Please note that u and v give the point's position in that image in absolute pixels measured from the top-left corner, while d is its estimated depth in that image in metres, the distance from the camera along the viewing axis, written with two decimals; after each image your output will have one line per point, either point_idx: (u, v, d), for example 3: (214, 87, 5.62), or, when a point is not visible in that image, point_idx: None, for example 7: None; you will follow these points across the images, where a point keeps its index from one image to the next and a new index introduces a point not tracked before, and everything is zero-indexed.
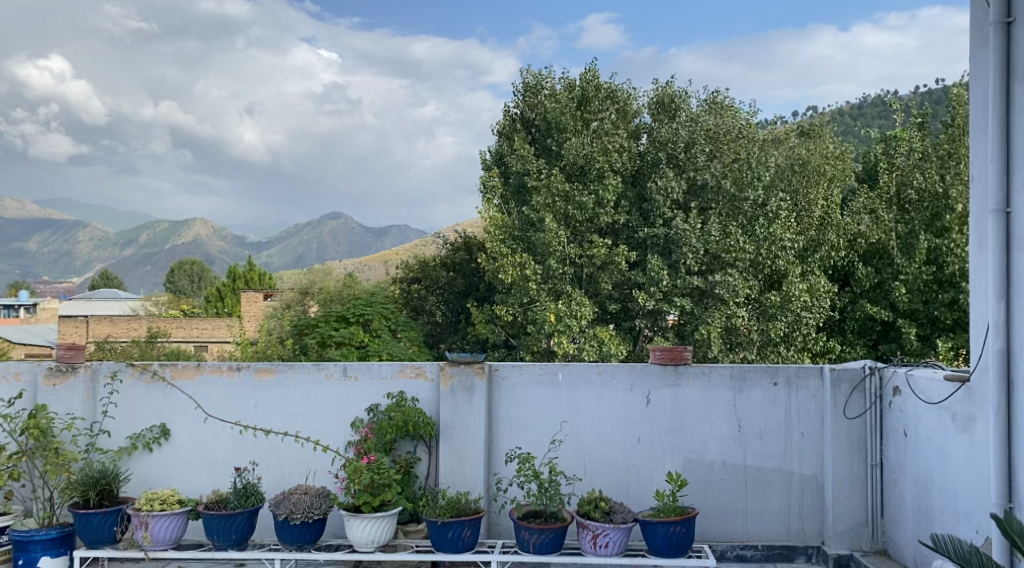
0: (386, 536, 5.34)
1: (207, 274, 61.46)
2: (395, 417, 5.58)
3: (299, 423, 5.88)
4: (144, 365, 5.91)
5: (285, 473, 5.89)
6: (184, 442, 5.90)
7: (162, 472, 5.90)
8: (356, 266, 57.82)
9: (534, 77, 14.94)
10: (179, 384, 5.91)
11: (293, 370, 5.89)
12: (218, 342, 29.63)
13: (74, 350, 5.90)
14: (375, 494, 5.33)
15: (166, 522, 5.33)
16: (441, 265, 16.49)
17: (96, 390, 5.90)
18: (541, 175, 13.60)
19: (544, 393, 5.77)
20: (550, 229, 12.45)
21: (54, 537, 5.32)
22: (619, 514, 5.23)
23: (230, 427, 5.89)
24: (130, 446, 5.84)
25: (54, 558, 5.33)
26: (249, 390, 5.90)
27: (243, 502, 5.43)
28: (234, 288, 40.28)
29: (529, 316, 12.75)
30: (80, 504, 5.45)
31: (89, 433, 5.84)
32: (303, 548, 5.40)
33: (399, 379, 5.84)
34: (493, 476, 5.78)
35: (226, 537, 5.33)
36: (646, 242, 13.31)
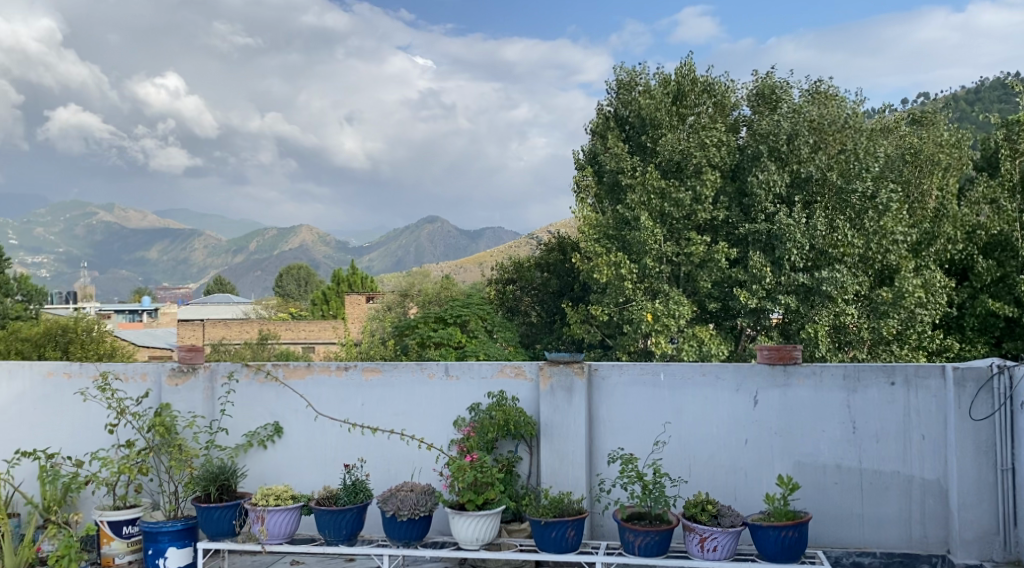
0: (490, 535, 5.38)
1: (313, 278, 63.85)
2: (496, 415, 5.62)
3: (404, 422, 6.00)
4: (258, 365, 6.17)
5: (392, 470, 6.02)
6: (295, 440, 6.12)
7: (275, 468, 6.14)
8: (454, 269, 58.80)
9: (627, 73, 14.73)
10: (291, 384, 6.14)
11: (397, 369, 6.02)
12: (325, 344, 30.68)
13: (193, 352, 6.20)
14: (479, 491, 5.38)
15: (281, 517, 5.54)
16: (535, 266, 16.56)
17: (214, 390, 6.20)
18: (636, 173, 13.45)
19: (645, 393, 5.70)
20: (646, 228, 12.31)
21: (179, 529, 5.57)
22: (727, 518, 5.10)
23: (339, 425, 6.07)
24: (246, 443, 6.11)
25: (180, 549, 5.58)
26: (357, 389, 6.06)
27: (352, 498, 5.59)
28: (339, 291, 41.68)
29: (625, 315, 12.66)
30: (202, 498, 5.71)
31: (209, 430, 6.15)
32: (410, 544, 5.51)
33: (499, 379, 5.88)
34: (596, 476, 5.75)
35: (336, 532, 5.49)
36: (746, 238, 12.94)
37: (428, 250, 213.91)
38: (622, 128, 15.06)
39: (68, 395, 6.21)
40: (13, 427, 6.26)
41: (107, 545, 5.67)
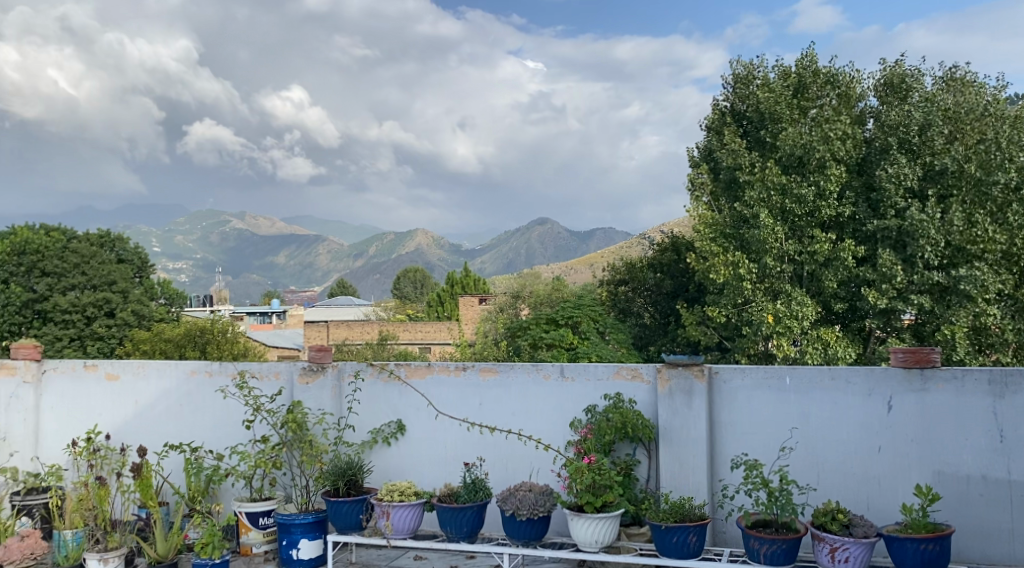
0: (610, 537, 5.34)
1: (428, 280, 65.38)
2: (613, 418, 5.58)
3: (521, 422, 6.05)
4: (381, 364, 6.38)
5: (510, 470, 6.08)
6: (417, 438, 6.29)
7: (398, 464, 6.33)
8: (565, 271, 58.94)
9: (744, 67, 14.35)
10: (412, 383, 6.31)
11: (513, 369, 6.08)
12: (440, 345, 31.38)
13: (322, 351, 6.45)
14: (597, 494, 5.35)
15: (405, 513, 5.70)
16: (648, 266, 16.38)
17: (342, 388, 6.47)
18: (754, 169, 12.99)
19: (769, 397, 5.52)
20: (766, 225, 11.91)
21: (311, 521, 5.82)
22: (860, 528, 4.87)
23: (459, 424, 6.19)
24: (372, 440, 6.33)
25: (312, 540, 5.83)
26: (474, 389, 6.16)
27: (473, 496, 5.69)
28: (453, 293, 42.56)
29: (744, 317, 12.30)
30: (331, 493, 5.95)
31: (337, 427, 6.42)
32: (529, 544, 5.55)
33: (615, 381, 5.84)
34: (718, 482, 5.61)
35: (458, 530, 5.59)
36: (875, 235, 12.31)
37: (540, 252, 214.87)
38: (739, 123, 14.70)
39: (209, 393, 6.61)
40: (161, 422, 6.71)
41: (246, 535, 6.02)
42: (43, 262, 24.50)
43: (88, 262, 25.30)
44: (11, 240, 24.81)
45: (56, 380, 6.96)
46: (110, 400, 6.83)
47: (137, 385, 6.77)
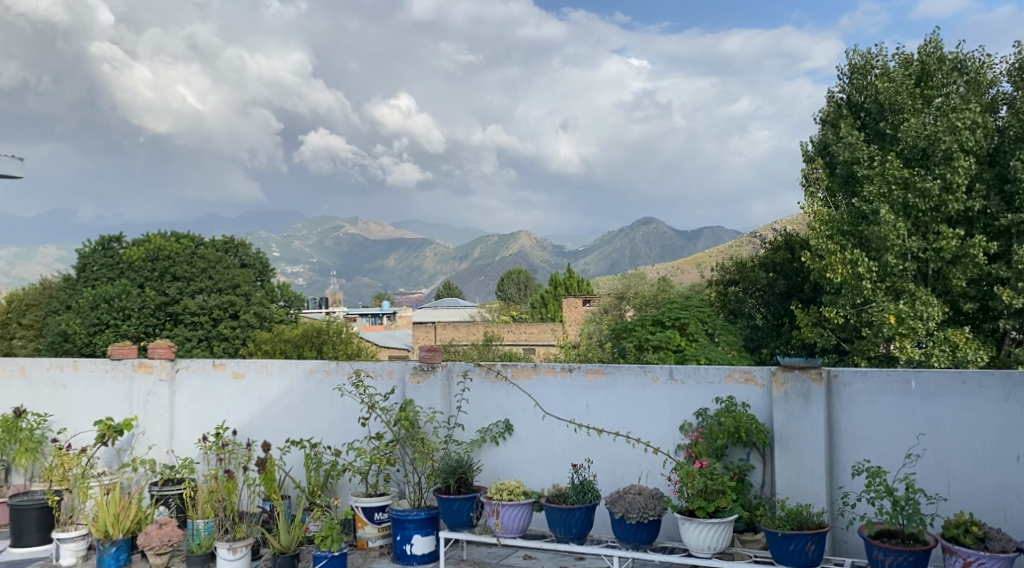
0: (724, 543, 5.22)
1: (532, 282, 65.72)
2: (725, 422, 5.45)
3: (630, 424, 5.99)
4: (489, 365, 6.47)
5: (619, 472, 6.02)
6: (526, 438, 6.33)
7: (507, 464, 6.39)
8: (670, 272, 57.99)
9: (861, 56, 13.72)
10: (520, 384, 6.37)
11: (621, 371, 6.03)
12: (545, 346, 31.51)
13: (433, 352, 6.64)
14: (710, 499, 5.23)
15: (514, 512, 5.74)
16: (760, 266, 15.93)
17: (451, 388, 6.59)
18: (874, 163, 12.40)
19: (893, 402, 5.26)
20: (887, 221, 11.33)
21: (423, 518, 5.96)
22: (996, 542, 4.57)
23: (566, 425, 6.19)
24: (480, 439, 6.42)
25: (424, 536, 5.96)
26: (582, 390, 6.15)
27: (581, 497, 5.67)
28: (556, 294, 42.74)
29: (864, 318, 11.75)
30: (443, 490, 6.07)
31: (447, 425, 6.56)
32: (639, 547, 5.49)
33: (727, 383, 5.70)
34: (838, 489, 5.39)
35: (567, 530, 5.60)
36: (1010, 230, 11.61)
37: (645, 252, 212.26)
38: (857, 115, 14.06)
39: (327, 390, 6.88)
40: (283, 418, 7.03)
41: (362, 529, 6.23)
42: (174, 267, 26.06)
43: (214, 266, 26.78)
44: (146, 247, 26.48)
45: (188, 378, 7.39)
46: (236, 396, 7.20)
47: (261, 382, 7.11)
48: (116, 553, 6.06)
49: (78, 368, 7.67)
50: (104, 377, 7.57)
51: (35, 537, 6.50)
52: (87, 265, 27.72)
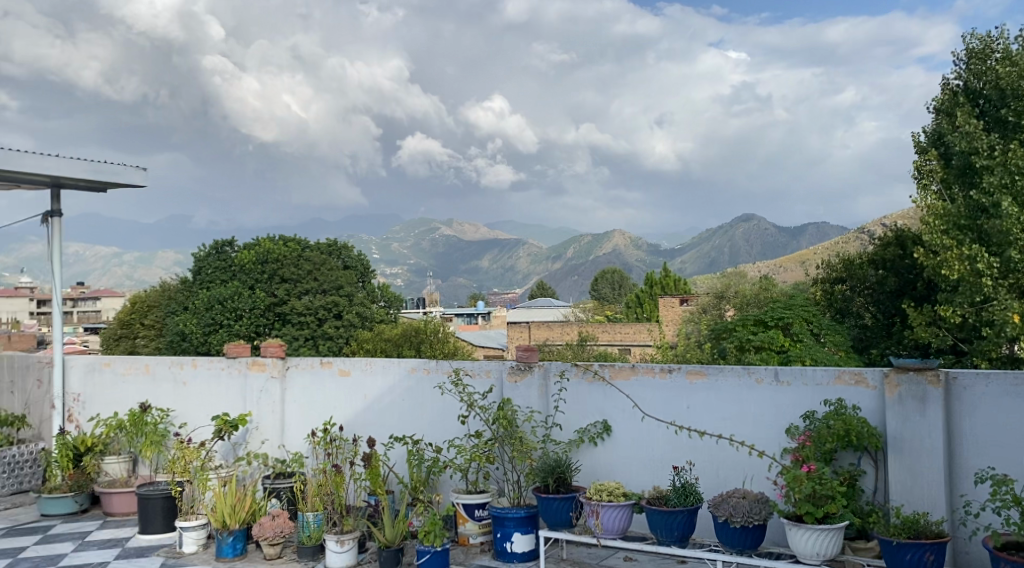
0: (834, 550, 5.05)
1: (627, 281, 65.14)
2: (834, 425, 5.24)
3: (733, 426, 5.86)
4: (587, 365, 6.46)
5: (722, 475, 5.89)
6: (625, 439, 6.28)
7: (606, 465, 6.35)
8: (771, 270, 56.29)
9: (980, 40, 12.99)
10: (618, 384, 6.33)
11: (723, 372, 5.91)
12: (641, 347, 31.17)
13: (530, 351, 6.67)
14: (818, 504, 5.06)
15: (614, 512, 5.71)
16: (869, 263, 15.28)
17: (548, 387, 6.61)
18: (994, 152, 11.70)
19: (1019, 406, 4.95)
20: (1009, 214, 10.66)
21: (523, 516, 5.99)
22: None
23: (667, 427, 6.10)
24: (578, 439, 6.41)
25: (524, 534, 6.00)
26: (682, 391, 6.06)
27: (683, 500, 5.58)
28: (652, 293, 42.23)
29: (984, 317, 11.11)
30: (542, 489, 6.10)
31: (545, 424, 6.58)
32: (744, 552, 5.36)
33: (836, 386, 5.50)
34: (959, 498, 5.12)
35: (668, 533, 5.52)
36: None
37: (744, 250, 206.92)
38: (975, 102, 13.31)
39: (428, 389, 7.01)
40: (386, 415, 7.21)
41: (463, 526, 6.33)
42: (281, 269, 27.17)
43: (319, 268, 27.62)
44: (256, 250, 27.75)
45: (298, 375, 7.68)
46: (342, 394, 7.44)
47: (365, 380, 7.32)
48: (234, 542, 6.36)
49: (196, 366, 8.09)
50: (221, 374, 7.96)
51: (160, 525, 6.89)
52: (202, 268, 29.20)
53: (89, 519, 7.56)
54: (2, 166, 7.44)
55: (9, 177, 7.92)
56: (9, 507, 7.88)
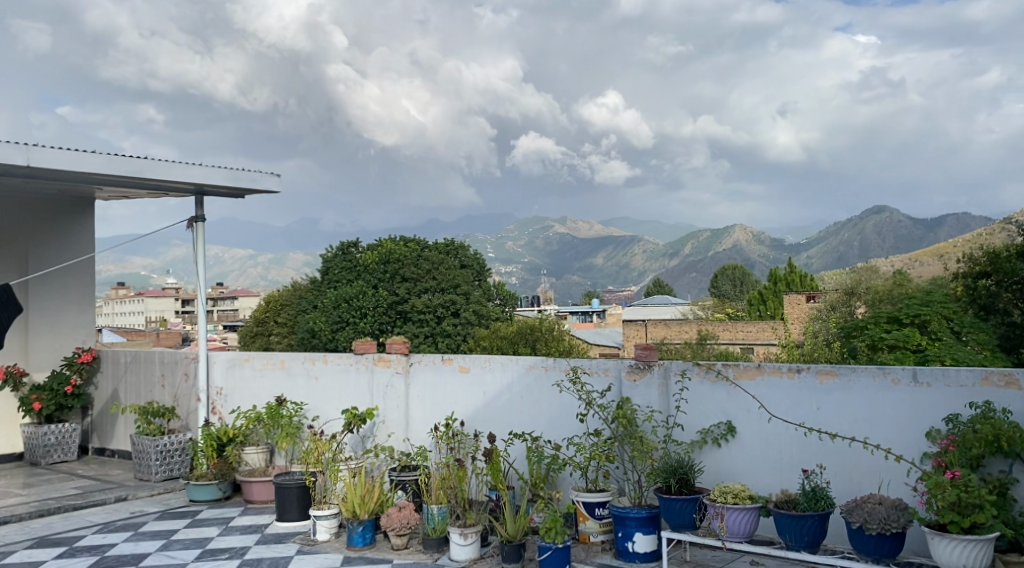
0: (982, 563, 4.73)
1: (749, 278, 63.20)
2: (982, 429, 4.91)
3: (868, 429, 5.59)
4: (709, 365, 6.32)
5: (855, 480, 5.63)
6: (750, 440, 6.10)
7: (731, 467, 6.19)
8: (906, 264, 53.23)
9: None
10: (742, 384, 6.16)
11: (855, 373, 5.65)
12: (764, 345, 30.17)
13: (649, 350, 6.58)
14: (964, 513, 4.76)
15: (740, 516, 5.57)
16: (1018, 256, 14.24)
17: (669, 386, 6.50)
18: None
19: None
20: None
21: (644, 516, 5.92)
22: None
23: (795, 428, 5.89)
24: (701, 440, 6.28)
25: (646, 535, 5.93)
26: (812, 392, 5.83)
27: (813, 505, 5.37)
28: (776, 290, 40.82)
29: None
30: (664, 490, 6.01)
31: (666, 424, 6.47)
32: (881, 561, 5.11)
33: (983, 388, 5.16)
34: None
35: (798, 538, 5.33)
36: None
37: (875, 244, 196.61)
38: None
39: (546, 386, 7.05)
40: (505, 412, 7.29)
41: (584, 524, 6.33)
42: (402, 269, 28.02)
43: (438, 267, 28.19)
44: (379, 251, 28.82)
45: (420, 372, 7.88)
46: (463, 390, 7.58)
47: (485, 377, 7.44)
48: (364, 531, 6.60)
49: (327, 362, 8.46)
50: (349, 370, 8.30)
51: (295, 513, 7.25)
52: (330, 269, 30.55)
53: (231, 505, 8.05)
54: (153, 175, 8.02)
55: (158, 185, 8.54)
56: (162, 492, 8.50)
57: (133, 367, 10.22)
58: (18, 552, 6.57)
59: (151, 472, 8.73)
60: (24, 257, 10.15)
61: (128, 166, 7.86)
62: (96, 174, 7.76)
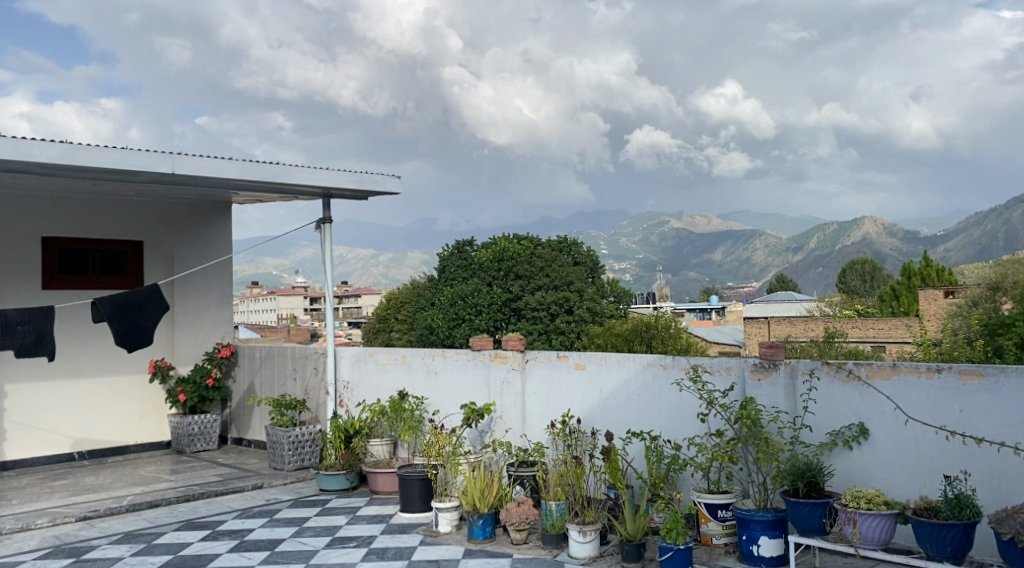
0: None
1: (879, 273, 60.09)
2: None
3: (1019, 434, 5.18)
4: (839, 364, 6.04)
5: (1005, 487, 5.24)
6: (885, 443, 5.79)
7: (864, 471, 5.89)
8: None
9: None
10: (876, 384, 5.85)
11: (1003, 373, 5.25)
12: (896, 343, 28.67)
13: (774, 349, 6.35)
14: None
15: (874, 522, 5.29)
16: None
17: (796, 385, 6.26)
18: None
19: None
20: None
21: (770, 519, 5.73)
22: None
23: (935, 432, 5.55)
24: (831, 442, 6.01)
25: (772, 539, 5.74)
26: (954, 394, 5.47)
27: (957, 513, 5.02)
28: (910, 285, 38.69)
29: None
30: (791, 493, 5.78)
31: (793, 425, 6.23)
32: None
33: None
34: None
35: (940, 548, 5.02)
36: None
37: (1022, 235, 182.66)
38: None
39: (666, 385, 6.92)
40: (623, 410, 7.22)
41: (706, 525, 6.19)
42: (516, 266, 28.27)
43: (552, 264, 28.24)
44: (494, 248, 29.17)
45: (537, 369, 7.90)
46: (579, 388, 7.56)
47: (602, 374, 7.39)
48: (484, 525, 6.71)
49: (446, 357, 8.63)
50: (468, 366, 8.44)
51: (418, 505, 7.45)
52: (447, 267, 31.19)
53: (358, 495, 8.36)
54: (284, 179, 8.42)
55: (290, 189, 8.96)
56: (294, 480, 8.93)
57: (267, 361, 10.76)
58: (168, 533, 7.06)
59: (284, 461, 9.18)
60: (169, 258, 10.87)
61: (262, 171, 8.28)
62: (234, 179, 8.20)
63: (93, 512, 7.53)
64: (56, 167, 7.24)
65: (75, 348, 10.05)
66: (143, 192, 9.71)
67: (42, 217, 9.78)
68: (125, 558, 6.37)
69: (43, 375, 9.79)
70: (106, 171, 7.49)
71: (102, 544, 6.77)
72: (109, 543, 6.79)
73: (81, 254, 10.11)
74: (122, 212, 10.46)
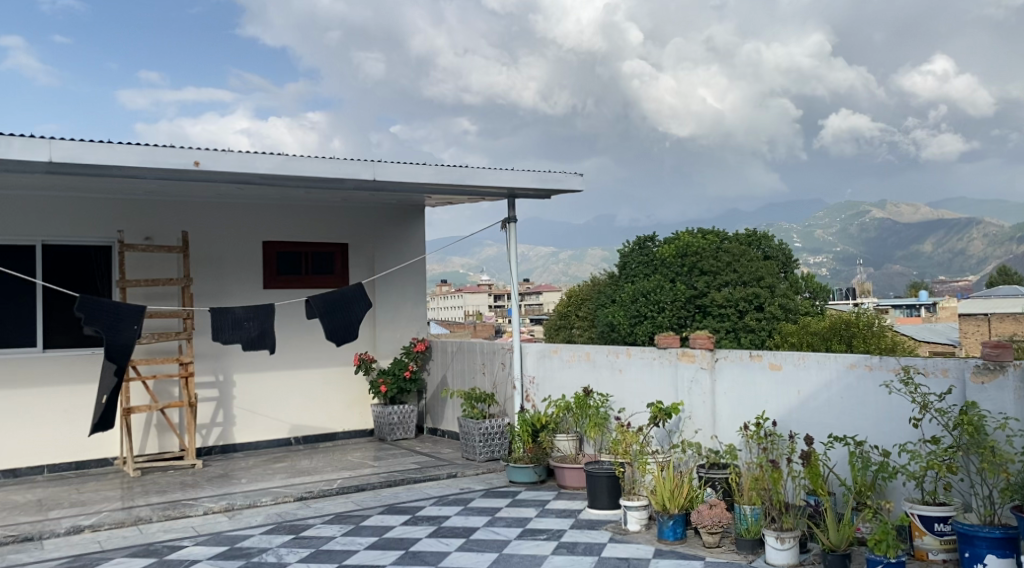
0: None
1: None
2: None
3: None
4: None
5: None
6: None
7: None
8: None
9: None
10: None
11: None
12: None
13: (1001, 349, 5.69)
14: None
15: None
16: None
17: None
18: None
19: None
20: None
21: (998, 537, 5.20)
22: None
23: None
24: None
25: (1001, 558, 5.20)
26: None
27: None
28: None
29: None
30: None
31: None
32: None
33: None
34: None
35: None
36: None
37: None
38: None
39: (873, 387, 6.47)
40: (824, 412, 6.82)
41: (921, 539, 5.72)
42: (701, 262, 27.51)
43: (739, 259, 27.24)
44: (678, 244, 28.59)
45: (727, 368, 7.65)
46: (775, 389, 7.23)
47: (799, 375, 7.03)
48: (674, 526, 6.60)
49: (631, 355, 8.57)
50: (654, 364, 8.33)
51: (606, 502, 7.45)
52: (628, 263, 30.97)
53: (547, 489, 8.50)
54: (472, 181, 8.75)
55: (476, 191, 9.30)
56: (486, 471, 9.24)
57: (458, 355, 11.20)
58: (373, 516, 7.54)
59: (476, 452, 9.52)
60: (371, 258, 11.60)
61: (452, 175, 8.64)
62: (429, 184, 8.61)
63: (308, 493, 8.20)
64: (275, 177, 7.95)
65: (290, 342, 10.99)
66: (347, 198, 10.45)
67: (263, 223, 10.78)
68: (336, 537, 6.88)
69: (264, 366, 10.77)
70: (319, 179, 8.12)
71: (317, 523, 7.36)
72: (322, 522, 7.36)
73: (296, 256, 11.03)
74: (330, 217, 11.29)
